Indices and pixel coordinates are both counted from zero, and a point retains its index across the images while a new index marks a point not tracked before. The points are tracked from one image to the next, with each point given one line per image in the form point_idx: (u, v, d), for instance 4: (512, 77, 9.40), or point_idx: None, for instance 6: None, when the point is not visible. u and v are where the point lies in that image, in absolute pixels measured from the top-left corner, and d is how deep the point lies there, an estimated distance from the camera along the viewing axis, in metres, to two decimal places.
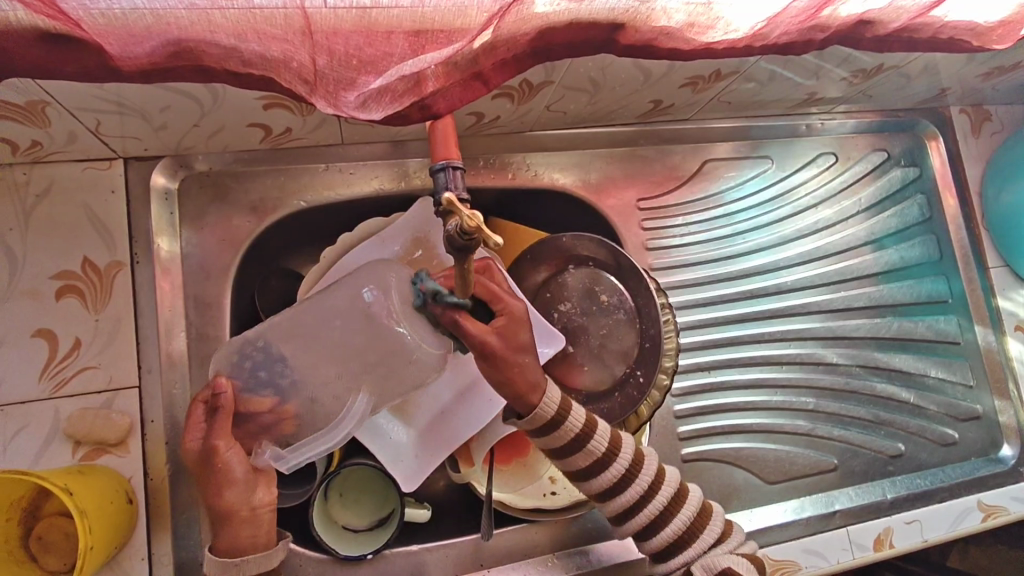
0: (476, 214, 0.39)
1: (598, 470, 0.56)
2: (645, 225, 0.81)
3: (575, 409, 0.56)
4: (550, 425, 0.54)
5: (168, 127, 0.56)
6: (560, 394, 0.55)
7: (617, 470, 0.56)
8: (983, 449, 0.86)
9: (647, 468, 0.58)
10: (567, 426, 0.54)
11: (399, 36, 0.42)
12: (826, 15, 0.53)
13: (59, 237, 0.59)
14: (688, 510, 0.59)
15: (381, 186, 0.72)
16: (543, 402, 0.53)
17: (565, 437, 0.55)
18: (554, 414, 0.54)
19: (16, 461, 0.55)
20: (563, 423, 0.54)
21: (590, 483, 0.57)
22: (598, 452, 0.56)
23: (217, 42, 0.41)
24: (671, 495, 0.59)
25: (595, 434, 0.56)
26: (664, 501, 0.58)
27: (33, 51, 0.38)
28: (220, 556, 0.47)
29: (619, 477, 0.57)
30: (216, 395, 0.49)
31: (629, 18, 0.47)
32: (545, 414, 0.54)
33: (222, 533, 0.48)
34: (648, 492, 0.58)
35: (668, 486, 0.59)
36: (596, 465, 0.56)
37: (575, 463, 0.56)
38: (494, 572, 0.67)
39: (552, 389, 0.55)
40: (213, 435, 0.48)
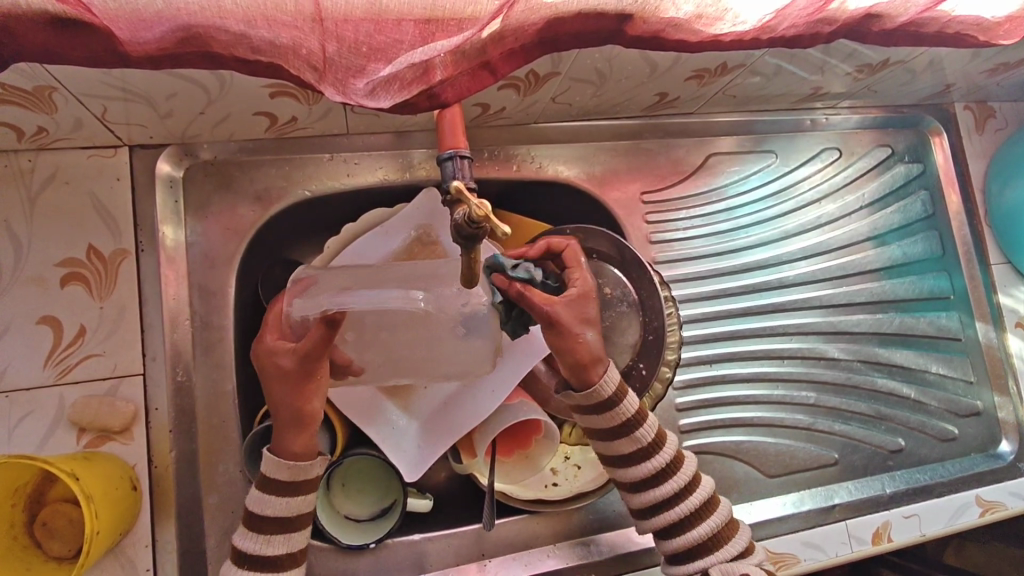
0: (485, 204, 0.41)
1: (640, 458, 0.57)
2: (650, 218, 0.81)
3: (632, 396, 0.58)
4: (604, 405, 0.56)
5: (174, 114, 0.56)
6: (620, 378, 0.57)
7: (657, 463, 0.58)
8: (983, 445, 0.86)
9: (687, 468, 0.59)
10: (621, 407, 0.56)
11: (408, 22, 0.42)
12: (834, 8, 0.53)
13: (65, 223, 0.59)
14: (716, 518, 0.59)
15: (386, 177, 0.71)
16: (603, 380, 0.56)
17: (616, 420, 0.57)
18: (609, 396, 0.56)
19: (20, 447, 0.56)
20: (617, 405, 0.56)
21: (627, 470, 0.58)
22: (645, 442, 0.57)
23: (226, 28, 0.41)
24: (702, 500, 0.59)
25: (644, 424, 0.58)
26: (696, 502, 0.58)
27: (44, 34, 0.38)
28: (278, 453, 0.53)
29: (659, 470, 0.58)
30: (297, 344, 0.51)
31: (639, 9, 0.48)
32: (602, 392, 0.56)
33: (281, 434, 0.53)
34: (682, 492, 0.58)
35: (702, 490, 0.59)
36: (639, 453, 0.57)
37: (618, 449, 0.58)
38: (495, 561, 0.67)
39: (612, 370, 0.57)
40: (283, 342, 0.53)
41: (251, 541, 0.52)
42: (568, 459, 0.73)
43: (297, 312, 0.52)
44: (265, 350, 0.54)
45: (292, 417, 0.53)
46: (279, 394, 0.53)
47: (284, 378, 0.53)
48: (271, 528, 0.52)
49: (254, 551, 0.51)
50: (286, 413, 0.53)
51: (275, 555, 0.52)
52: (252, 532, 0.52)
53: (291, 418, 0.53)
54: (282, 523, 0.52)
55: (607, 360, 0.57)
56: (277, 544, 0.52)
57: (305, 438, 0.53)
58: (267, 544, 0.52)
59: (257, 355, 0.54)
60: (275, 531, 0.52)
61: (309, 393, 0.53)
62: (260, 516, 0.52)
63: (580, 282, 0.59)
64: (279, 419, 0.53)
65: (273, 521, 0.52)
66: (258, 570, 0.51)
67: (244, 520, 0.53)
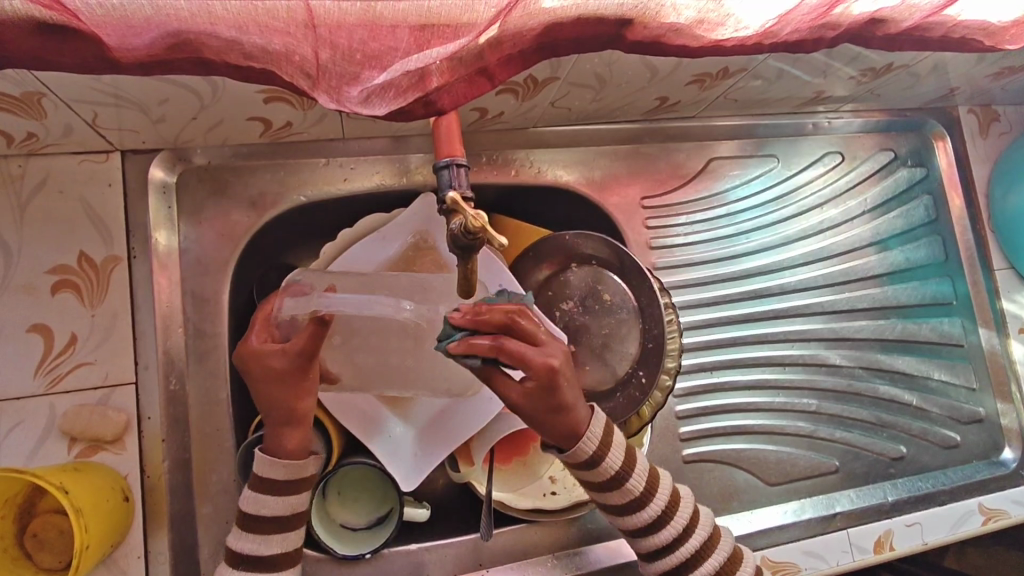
0: (480, 215, 0.41)
1: (636, 507, 0.56)
2: (650, 224, 0.80)
3: (616, 449, 0.54)
4: (587, 463, 0.53)
5: (166, 120, 0.55)
6: (602, 438, 0.53)
7: (652, 512, 0.56)
8: (985, 453, 0.85)
9: (683, 511, 0.58)
10: (606, 463, 0.54)
11: (403, 29, 0.41)
12: (839, 13, 0.52)
13: (56, 230, 0.58)
14: (720, 553, 0.59)
15: (383, 182, 0.71)
16: (584, 440, 0.52)
17: (603, 476, 0.54)
18: (591, 455, 0.53)
19: (11, 458, 0.55)
20: (602, 462, 0.53)
21: (625, 519, 0.57)
22: (637, 493, 0.55)
23: (218, 34, 0.40)
24: (703, 540, 0.58)
25: (634, 474, 0.55)
26: (697, 543, 0.58)
27: (30, 41, 0.37)
28: (268, 454, 0.52)
29: (657, 517, 0.56)
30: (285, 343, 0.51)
31: (639, 14, 0.47)
32: (585, 451, 0.53)
33: (271, 434, 0.52)
34: (683, 534, 0.57)
35: (702, 529, 0.59)
36: (634, 503, 0.56)
37: (611, 500, 0.56)
38: (493, 571, 0.67)
39: (595, 428, 0.53)
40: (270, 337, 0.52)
41: (248, 542, 0.51)
42: (567, 467, 0.71)
43: (287, 311, 0.51)
44: (251, 354, 0.51)
45: (284, 416, 0.52)
46: (271, 393, 0.51)
47: (273, 379, 0.51)
48: (267, 528, 0.51)
49: (251, 551, 0.51)
50: (276, 413, 0.51)
51: (272, 555, 0.51)
52: (247, 532, 0.51)
53: (285, 417, 0.52)
54: (279, 521, 0.51)
55: (588, 414, 0.53)
56: (273, 543, 0.51)
57: (299, 436, 0.53)
58: (264, 544, 0.51)
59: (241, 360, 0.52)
60: (272, 531, 0.51)
61: (302, 392, 0.52)
62: (255, 516, 0.51)
63: (534, 372, 0.48)
64: (273, 418, 0.52)
65: (270, 520, 0.51)
66: (257, 570, 0.51)
67: (238, 522, 0.52)
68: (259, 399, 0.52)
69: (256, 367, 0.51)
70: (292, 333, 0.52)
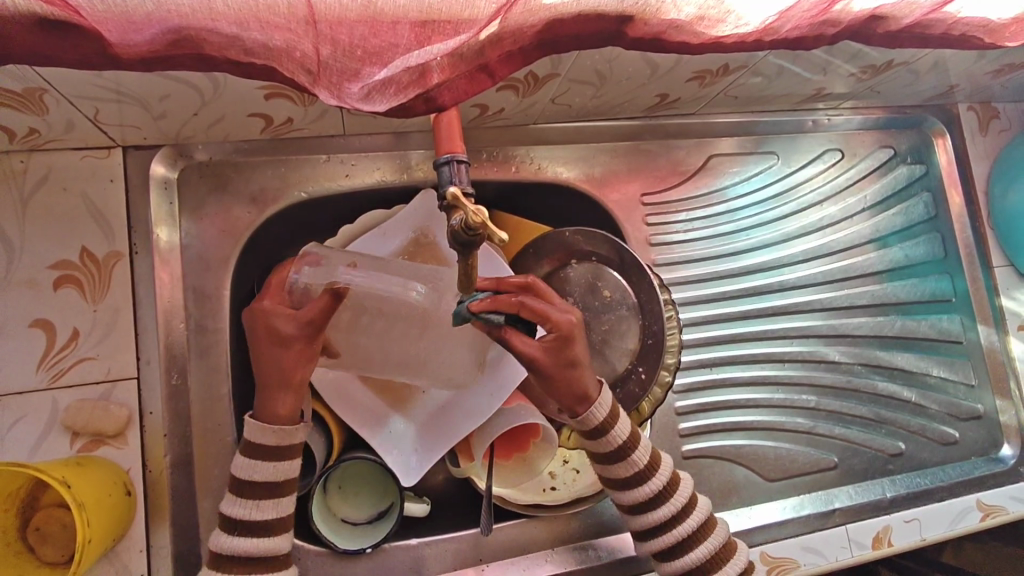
0: (481, 210, 0.41)
1: (638, 481, 0.57)
2: (650, 220, 0.80)
3: (623, 421, 0.56)
4: (595, 432, 0.55)
5: (167, 116, 0.55)
6: (612, 403, 0.55)
7: (653, 486, 0.57)
8: (984, 449, 0.86)
9: (683, 491, 0.58)
10: (614, 432, 0.55)
11: (404, 26, 0.41)
12: (838, 10, 0.52)
13: (58, 225, 0.58)
14: (715, 538, 0.59)
15: (383, 178, 0.71)
16: (596, 403, 0.54)
17: (611, 445, 0.55)
18: (601, 421, 0.55)
19: (13, 452, 0.55)
20: (609, 430, 0.55)
21: (625, 494, 0.57)
22: (640, 465, 0.56)
23: (218, 30, 0.40)
24: (700, 522, 0.58)
25: (638, 447, 0.56)
26: (694, 524, 0.58)
27: (31, 37, 0.38)
28: (258, 418, 0.51)
29: (656, 494, 0.57)
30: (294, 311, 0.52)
31: (639, 11, 0.47)
32: (594, 417, 0.54)
33: (262, 398, 0.52)
34: (680, 514, 0.58)
35: (699, 513, 0.59)
36: (635, 477, 0.56)
37: (615, 472, 0.57)
38: (493, 566, 0.67)
39: (605, 394, 0.55)
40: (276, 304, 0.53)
41: (241, 507, 0.50)
42: (566, 462, 0.72)
43: (303, 279, 0.52)
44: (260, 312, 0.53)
45: (278, 380, 0.52)
46: (268, 355, 0.52)
47: (274, 342, 0.52)
48: (260, 492, 0.50)
49: (244, 516, 0.49)
50: (271, 376, 0.52)
51: (266, 519, 0.50)
52: (240, 498, 0.50)
53: (279, 380, 0.52)
54: (270, 487, 0.50)
55: (597, 387, 0.55)
56: (266, 509, 0.50)
57: (292, 402, 0.52)
58: (256, 510, 0.50)
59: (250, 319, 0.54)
60: (265, 495, 0.50)
61: (302, 360, 0.53)
62: (248, 482, 0.50)
63: (556, 326, 0.52)
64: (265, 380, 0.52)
65: (262, 484, 0.50)
66: (250, 534, 0.49)
67: (231, 488, 0.51)
68: (259, 362, 0.52)
69: (259, 330, 0.52)
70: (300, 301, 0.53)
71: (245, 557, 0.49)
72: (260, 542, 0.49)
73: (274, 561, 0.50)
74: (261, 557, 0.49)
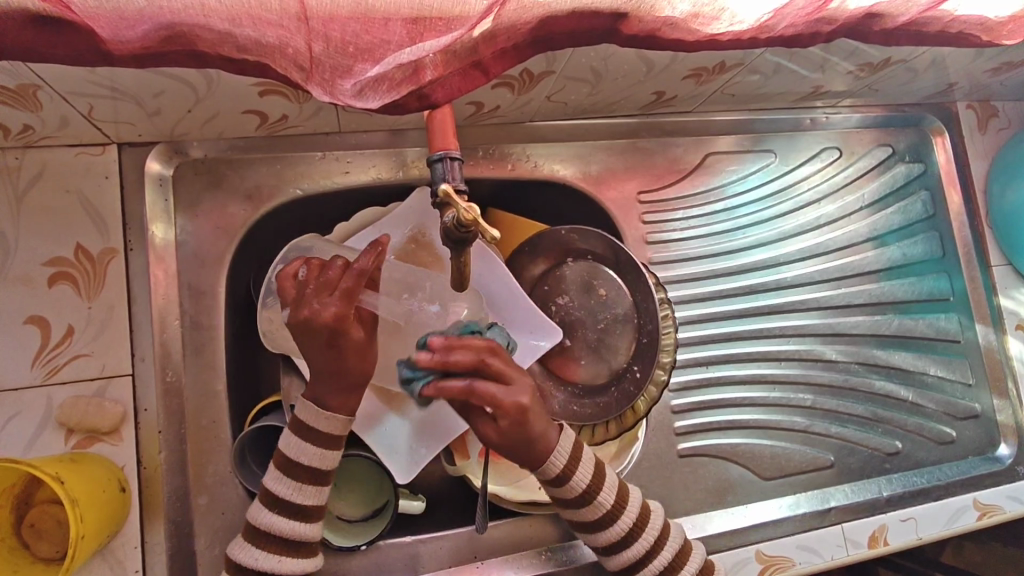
0: (473, 207, 0.41)
1: (607, 523, 0.57)
2: (647, 218, 0.80)
3: (584, 465, 0.56)
4: (556, 480, 0.54)
5: (162, 113, 0.55)
6: (572, 449, 0.55)
7: (622, 526, 0.57)
8: (981, 448, 0.86)
9: (653, 524, 0.59)
10: (573, 482, 0.55)
11: (396, 23, 0.41)
12: (834, 7, 0.51)
13: (52, 222, 0.58)
14: (693, 564, 0.61)
15: (379, 175, 0.71)
16: (555, 454, 0.54)
17: (569, 495, 0.55)
18: (560, 471, 0.54)
19: (8, 448, 0.55)
20: (569, 480, 0.55)
21: (597, 536, 0.57)
22: (606, 506, 0.56)
23: (210, 27, 0.40)
24: (675, 551, 0.60)
25: (603, 489, 0.56)
26: (669, 555, 0.59)
27: (22, 33, 0.37)
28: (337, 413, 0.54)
29: (627, 531, 0.58)
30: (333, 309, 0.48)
31: (633, 8, 0.47)
32: (554, 466, 0.54)
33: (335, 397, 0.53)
34: (654, 547, 0.59)
35: (672, 542, 0.60)
36: (604, 519, 0.57)
37: (583, 517, 0.57)
38: (487, 564, 0.66)
39: (563, 438, 0.55)
40: (313, 299, 0.48)
41: (283, 485, 0.53)
42: None
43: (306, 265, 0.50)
44: (341, 325, 0.48)
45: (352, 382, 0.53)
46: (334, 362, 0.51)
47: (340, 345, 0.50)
48: (304, 476, 0.53)
49: (285, 496, 0.52)
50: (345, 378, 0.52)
51: (305, 505, 0.53)
52: (284, 477, 0.52)
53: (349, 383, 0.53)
54: (315, 473, 0.53)
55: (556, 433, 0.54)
56: (308, 493, 0.53)
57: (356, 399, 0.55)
58: (298, 491, 0.53)
59: (307, 311, 0.47)
60: (307, 480, 0.53)
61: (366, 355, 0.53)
62: (295, 462, 0.53)
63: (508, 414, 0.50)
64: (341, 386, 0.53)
65: (308, 469, 0.53)
66: (288, 516, 0.52)
67: (276, 466, 0.53)
68: (327, 369, 0.51)
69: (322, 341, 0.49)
70: (338, 269, 0.48)
71: (279, 536, 0.52)
72: (299, 527, 0.53)
73: (305, 544, 0.54)
74: (294, 540, 0.53)
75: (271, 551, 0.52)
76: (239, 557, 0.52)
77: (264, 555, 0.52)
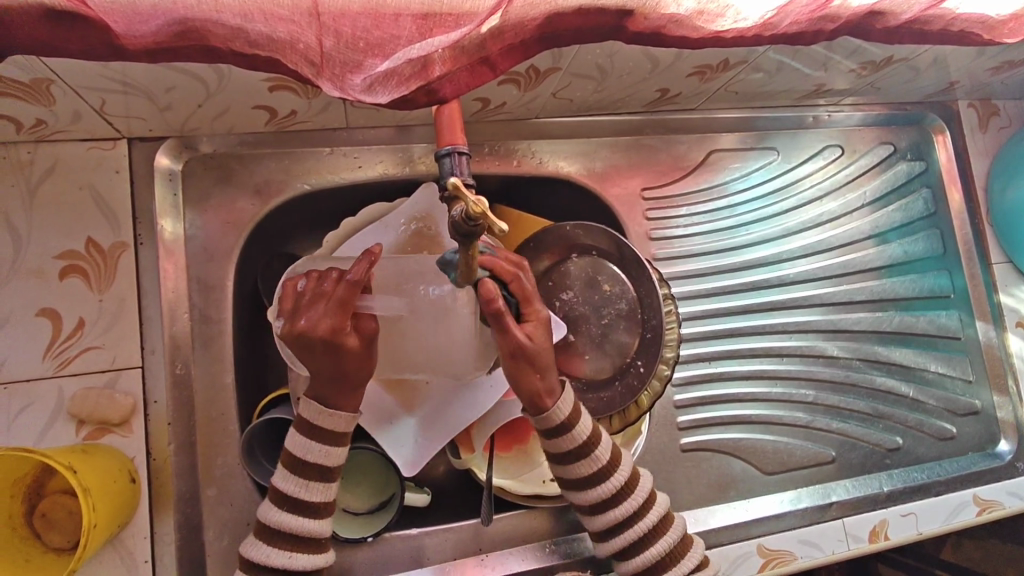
0: (481, 201, 0.41)
1: (599, 480, 0.57)
2: (651, 215, 0.81)
3: (584, 419, 0.57)
4: (557, 430, 0.56)
5: (173, 108, 0.56)
6: (573, 399, 0.57)
7: (615, 483, 0.58)
8: (981, 444, 0.86)
9: (643, 487, 0.59)
10: (574, 432, 0.56)
11: (406, 18, 0.42)
12: (837, 6, 0.52)
13: (64, 216, 0.59)
14: (673, 534, 0.60)
15: (386, 171, 0.71)
16: (559, 403, 0.55)
17: (567, 445, 0.56)
18: (565, 419, 0.56)
19: (20, 439, 0.56)
20: (571, 430, 0.56)
21: (587, 492, 0.58)
22: (603, 461, 0.57)
23: (223, 22, 0.41)
24: (660, 518, 0.60)
25: (599, 445, 0.57)
26: (654, 519, 0.59)
27: (38, 28, 0.38)
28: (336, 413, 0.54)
29: (616, 491, 0.58)
30: (327, 321, 0.49)
31: (639, 5, 0.47)
32: (557, 415, 0.55)
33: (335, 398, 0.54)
34: (641, 510, 0.59)
35: (658, 510, 0.60)
36: (596, 474, 0.57)
37: (575, 470, 0.57)
38: (492, 556, 0.67)
39: (566, 392, 0.57)
40: (308, 314, 0.50)
41: (290, 484, 0.53)
42: None
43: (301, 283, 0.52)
44: (337, 335, 0.50)
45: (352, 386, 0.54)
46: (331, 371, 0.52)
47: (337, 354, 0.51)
48: (311, 474, 0.53)
49: (292, 493, 0.53)
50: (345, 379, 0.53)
51: (313, 501, 0.53)
52: (292, 476, 0.53)
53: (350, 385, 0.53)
54: (321, 470, 0.54)
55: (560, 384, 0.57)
56: (315, 490, 0.53)
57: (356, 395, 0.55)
58: (305, 488, 0.53)
59: (303, 322, 0.50)
60: (314, 477, 0.53)
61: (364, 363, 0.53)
62: (303, 462, 0.53)
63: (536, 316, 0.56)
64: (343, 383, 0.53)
65: (314, 466, 0.53)
66: (298, 513, 0.53)
67: (282, 465, 0.54)
68: (324, 375, 0.52)
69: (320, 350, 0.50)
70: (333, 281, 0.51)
71: (288, 532, 0.52)
72: (309, 523, 0.53)
73: (316, 541, 0.54)
74: (304, 537, 0.53)
75: (282, 548, 0.52)
76: (251, 555, 0.52)
77: (275, 552, 0.52)
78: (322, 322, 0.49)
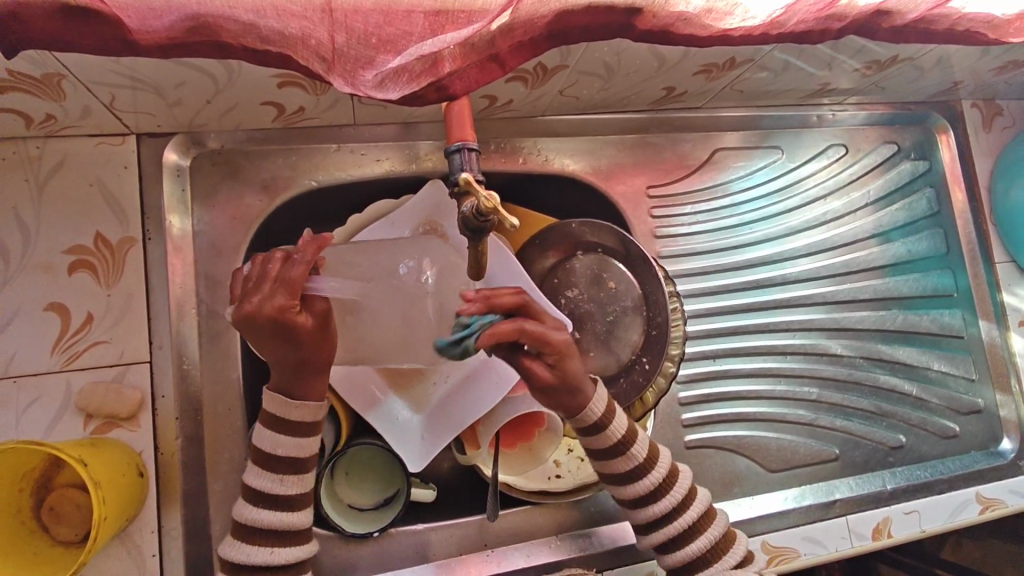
0: (493, 195, 0.41)
1: (637, 475, 0.59)
2: (656, 213, 0.81)
3: (619, 417, 0.59)
4: (593, 428, 0.58)
5: (182, 103, 0.56)
6: (608, 399, 0.58)
7: (654, 478, 0.59)
8: (984, 443, 0.86)
9: (681, 483, 0.60)
10: (610, 429, 0.58)
11: (418, 14, 0.43)
12: (844, 5, 0.53)
13: (72, 211, 0.59)
14: (716, 529, 0.60)
15: (392, 168, 0.71)
16: (592, 405, 0.57)
17: (603, 443, 0.58)
18: (598, 419, 0.57)
19: (27, 432, 0.56)
20: (606, 428, 0.58)
21: (626, 487, 0.60)
22: (639, 458, 0.59)
23: (236, 18, 0.41)
24: (701, 513, 0.60)
25: (636, 442, 0.59)
26: (695, 514, 0.60)
27: (51, 23, 0.38)
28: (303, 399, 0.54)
29: (654, 487, 0.59)
30: (276, 302, 0.46)
31: (648, 3, 0.48)
32: (589, 416, 0.57)
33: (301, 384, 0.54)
34: (680, 505, 0.59)
35: (698, 506, 0.60)
36: (632, 471, 0.59)
37: (614, 467, 0.59)
38: (498, 551, 0.68)
39: (599, 391, 0.58)
40: (255, 295, 0.47)
41: (266, 481, 0.53)
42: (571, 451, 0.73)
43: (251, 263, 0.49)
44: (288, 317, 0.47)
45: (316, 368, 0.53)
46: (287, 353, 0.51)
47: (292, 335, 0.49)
48: (285, 468, 0.54)
49: (269, 489, 0.53)
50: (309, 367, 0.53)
51: (289, 494, 0.54)
52: (267, 473, 0.53)
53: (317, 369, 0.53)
54: (293, 463, 0.54)
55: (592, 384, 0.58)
56: (290, 483, 0.54)
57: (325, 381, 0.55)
58: (281, 483, 0.53)
59: (248, 303, 0.46)
60: (288, 471, 0.54)
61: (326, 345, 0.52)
62: (274, 457, 0.53)
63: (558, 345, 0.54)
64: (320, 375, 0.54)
65: (286, 460, 0.54)
66: (274, 509, 0.53)
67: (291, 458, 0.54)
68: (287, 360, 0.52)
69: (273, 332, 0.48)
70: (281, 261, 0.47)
71: (268, 530, 0.53)
72: (289, 517, 0.54)
73: (298, 534, 0.55)
74: (287, 531, 0.53)
75: (262, 545, 0.52)
76: (230, 555, 0.52)
77: (255, 550, 0.52)
78: (270, 303, 0.46)
